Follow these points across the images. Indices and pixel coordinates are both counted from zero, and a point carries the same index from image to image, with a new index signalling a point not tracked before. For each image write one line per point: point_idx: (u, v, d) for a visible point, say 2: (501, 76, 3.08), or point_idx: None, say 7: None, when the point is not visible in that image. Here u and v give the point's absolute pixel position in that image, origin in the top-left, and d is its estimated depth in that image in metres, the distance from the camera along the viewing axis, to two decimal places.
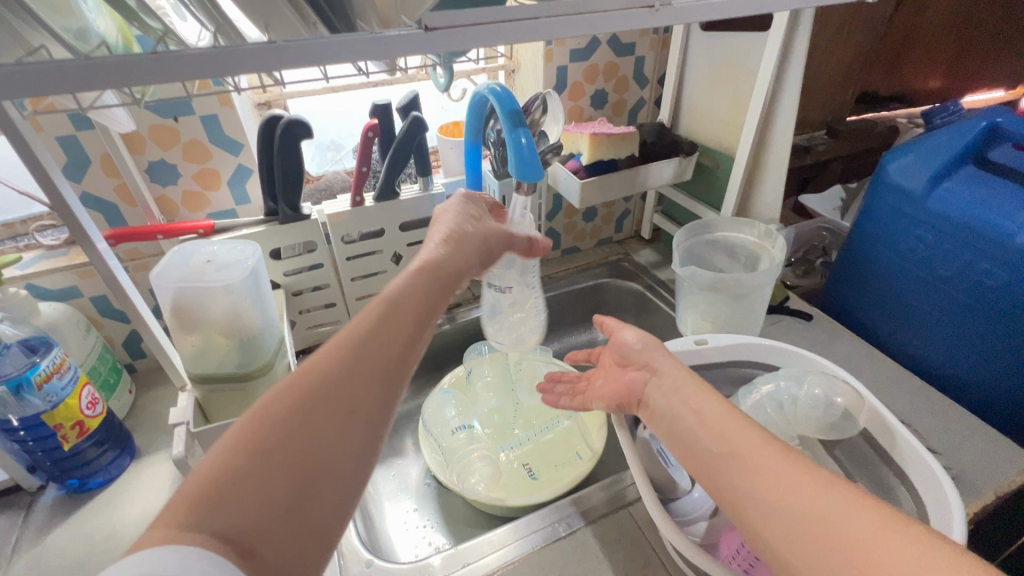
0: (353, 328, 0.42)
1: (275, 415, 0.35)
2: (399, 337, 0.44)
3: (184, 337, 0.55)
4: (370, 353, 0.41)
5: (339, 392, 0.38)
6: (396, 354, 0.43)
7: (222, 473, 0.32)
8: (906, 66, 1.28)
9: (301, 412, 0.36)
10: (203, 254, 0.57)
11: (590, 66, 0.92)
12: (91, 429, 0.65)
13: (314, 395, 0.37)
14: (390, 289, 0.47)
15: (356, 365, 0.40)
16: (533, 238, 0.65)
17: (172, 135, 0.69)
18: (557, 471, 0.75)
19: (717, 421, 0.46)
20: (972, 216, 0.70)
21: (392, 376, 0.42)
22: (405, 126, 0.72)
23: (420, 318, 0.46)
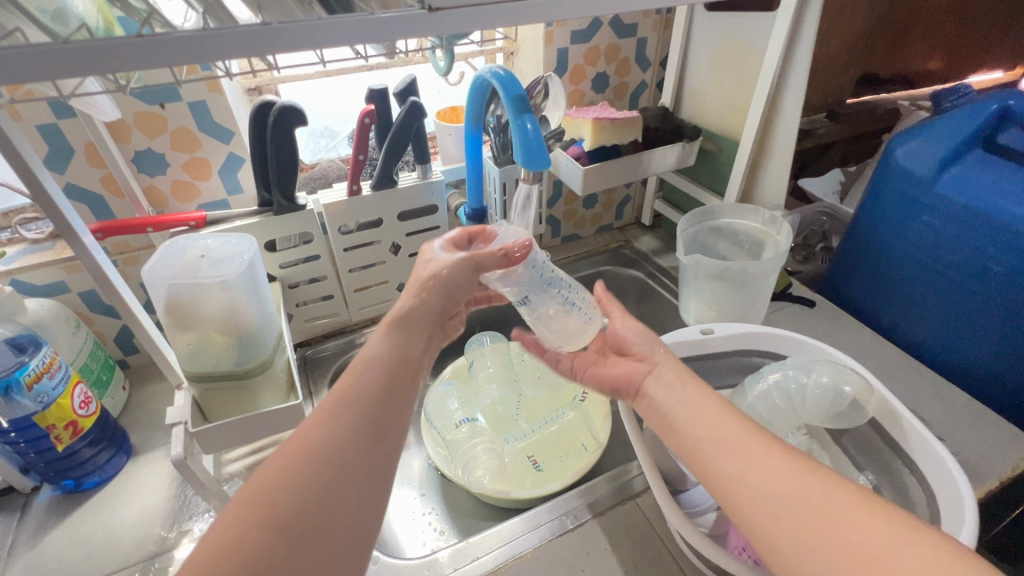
0: (337, 389, 0.43)
1: (268, 490, 0.36)
2: (386, 390, 0.44)
3: (179, 335, 0.53)
4: (360, 411, 0.42)
5: (331, 456, 0.39)
6: (384, 408, 0.43)
7: (220, 556, 0.32)
8: (908, 47, 1.25)
9: (293, 482, 0.37)
10: (197, 249, 0.55)
11: (592, 48, 0.89)
12: (85, 429, 0.63)
13: (305, 464, 0.37)
14: (372, 345, 0.47)
15: (346, 428, 0.40)
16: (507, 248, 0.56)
17: (159, 123, 0.66)
18: (561, 462, 0.75)
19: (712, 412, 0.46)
20: (982, 201, 0.69)
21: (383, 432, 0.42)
22: (402, 112, 0.69)
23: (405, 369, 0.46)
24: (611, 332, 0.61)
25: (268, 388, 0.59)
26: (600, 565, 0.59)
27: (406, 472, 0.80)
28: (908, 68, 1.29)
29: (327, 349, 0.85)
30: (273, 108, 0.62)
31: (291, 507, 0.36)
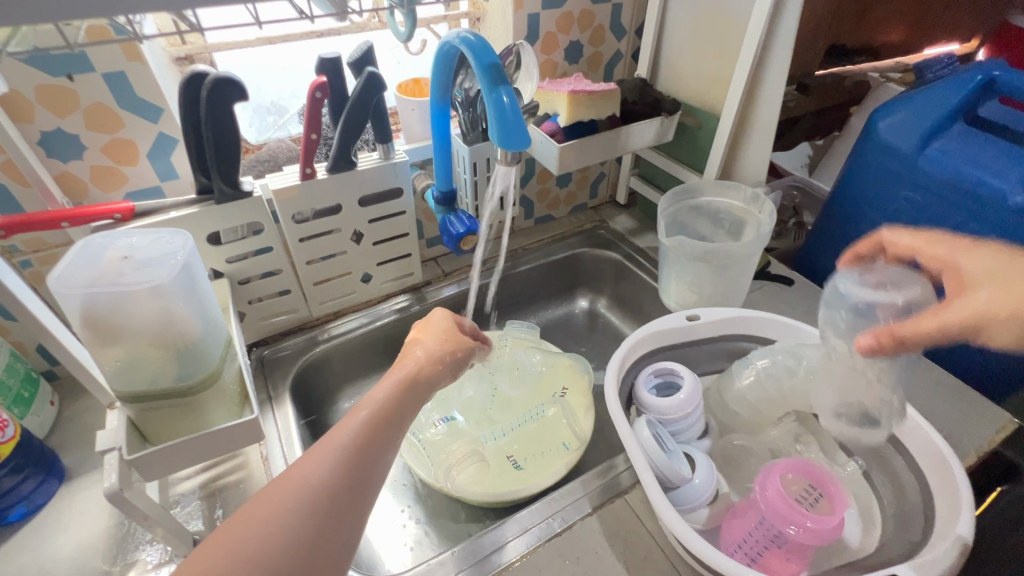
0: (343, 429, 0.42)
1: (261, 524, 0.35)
2: (384, 443, 0.43)
3: (105, 351, 0.46)
4: (359, 458, 0.41)
5: (323, 498, 0.38)
6: (377, 458, 0.42)
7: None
8: (875, 18, 1.23)
9: (284, 520, 0.36)
10: (119, 249, 0.47)
11: (565, 14, 0.83)
12: (3, 457, 0.54)
13: (302, 504, 0.37)
14: (381, 390, 0.46)
15: (343, 472, 0.39)
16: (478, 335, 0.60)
17: (69, 98, 0.56)
18: (541, 460, 0.71)
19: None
20: (964, 174, 0.68)
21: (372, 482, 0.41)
22: (359, 84, 0.61)
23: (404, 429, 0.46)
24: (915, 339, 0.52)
25: (218, 403, 0.52)
26: (593, 568, 0.56)
27: None
28: (874, 40, 1.27)
29: (287, 348, 0.78)
30: (207, 79, 0.54)
31: (279, 546, 0.35)
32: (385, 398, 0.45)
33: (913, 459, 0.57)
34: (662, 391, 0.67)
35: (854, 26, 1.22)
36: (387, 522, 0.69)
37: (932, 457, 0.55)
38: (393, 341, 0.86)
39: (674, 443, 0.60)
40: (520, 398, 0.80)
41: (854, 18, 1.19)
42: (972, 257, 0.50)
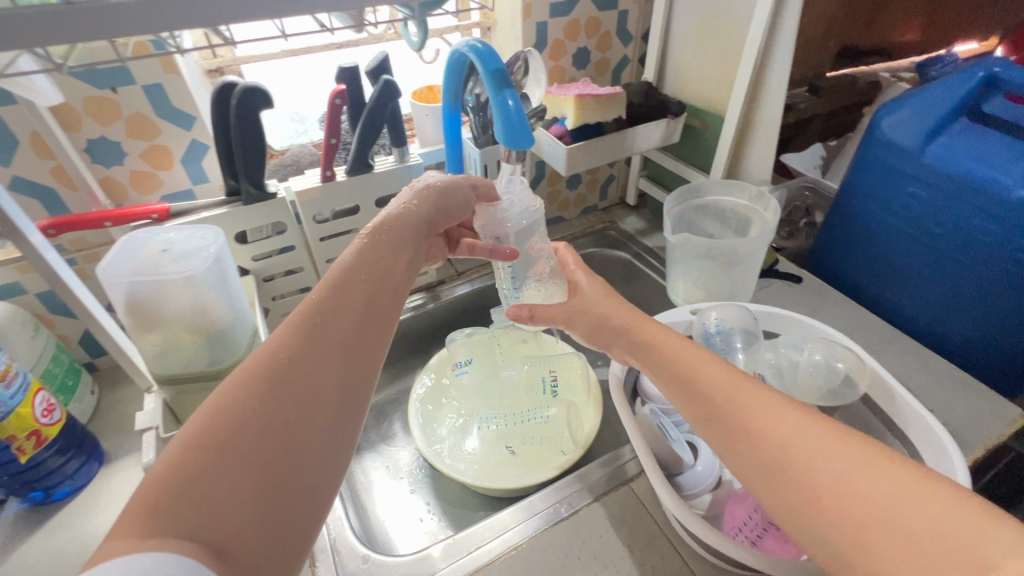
0: (303, 306, 0.40)
1: (235, 404, 0.33)
2: (364, 312, 0.42)
3: (145, 336, 0.51)
4: (319, 315, 0.40)
5: (298, 369, 0.36)
6: (354, 327, 0.41)
7: (183, 468, 0.30)
8: (885, 19, 1.23)
9: (256, 391, 0.34)
10: (157, 242, 0.52)
11: (572, 22, 0.86)
12: (50, 438, 0.59)
13: (272, 377, 0.35)
14: (342, 261, 0.44)
15: (309, 334, 0.38)
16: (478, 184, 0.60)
17: (112, 108, 0.61)
18: (534, 453, 0.74)
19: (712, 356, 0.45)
20: (968, 169, 0.69)
21: (353, 354, 0.40)
22: (375, 92, 0.65)
23: (381, 290, 0.44)
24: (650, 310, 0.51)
25: None
26: (598, 551, 0.58)
27: (396, 465, 0.78)
28: (887, 40, 1.28)
29: None
30: (236, 89, 0.58)
31: (251, 414, 0.33)
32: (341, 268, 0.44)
33: (912, 448, 0.59)
34: None
35: (866, 27, 1.22)
36: (402, 509, 0.72)
37: (931, 445, 0.56)
38: (408, 337, 0.89)
39: (676, 433, 0.63)
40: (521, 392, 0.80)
41: (866, 19, 1.20)
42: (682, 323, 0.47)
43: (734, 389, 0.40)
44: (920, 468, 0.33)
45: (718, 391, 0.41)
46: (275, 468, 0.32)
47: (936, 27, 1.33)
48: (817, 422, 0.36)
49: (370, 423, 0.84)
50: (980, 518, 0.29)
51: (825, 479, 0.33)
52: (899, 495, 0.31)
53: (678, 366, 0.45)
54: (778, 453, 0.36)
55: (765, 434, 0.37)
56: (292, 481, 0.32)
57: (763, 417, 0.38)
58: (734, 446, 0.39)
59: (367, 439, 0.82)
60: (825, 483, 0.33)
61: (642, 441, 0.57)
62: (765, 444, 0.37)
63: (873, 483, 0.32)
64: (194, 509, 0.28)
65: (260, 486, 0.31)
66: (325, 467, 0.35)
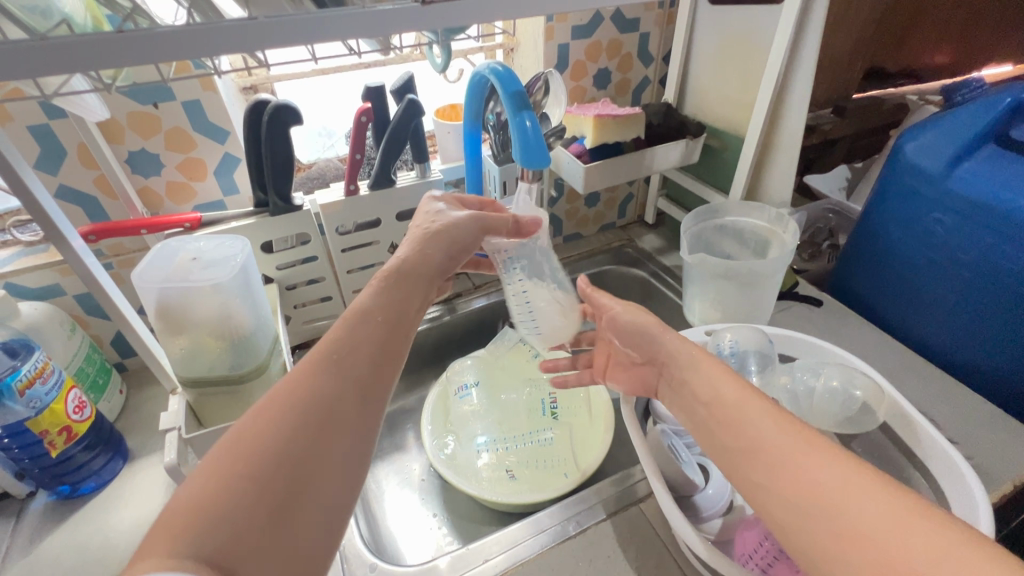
0: (326, 340, 0.41)
1: (253, 438, 0.34)
2: (379, 354, 0.43)
3: (172, 340, 0.54)
4: (341, 353, 0.41)
5: (318, 408, 0.37)
6: (371, 369, 0.42)
7: (205, 499, 0.31)
8: (914, 41, 1.22)
9: (276, 428, 0.35)
10: (189, 251, 0.55)
11: (593, 43, 0.87)
12: (80, 434, 0.62)
13: (295, 413, 0.36)
14: (364, 299, 0.46)
15: (332, 371, 0.39)
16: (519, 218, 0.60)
17: (153, 123, 0.65)
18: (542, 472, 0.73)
19: (722, 374, 0.46)
20: (994, 197, 0.67)
21: (370, 392, 0.41)
22: (399, 110, 0.67)
23: (398, 330, 0.45)
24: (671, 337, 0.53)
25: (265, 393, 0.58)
26: (605, 572, 0.58)
27: (408, 475, 0.79)
28: (917, 61, 1.27)
29: None
30: (268, 106, 0.61)
31: (272, 445, 0.34)
32: (363, 306, 0.45)
33: (934, 480, 0.57)
34: None
35: (894, 49, 1.21)
36: (412, 519, 0.73)
37: (953, 478, 0.54)
38: (424, 349, 0.90)
39: (687, 454, 0.63)
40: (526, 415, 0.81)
41: (893, 41, 1.19)
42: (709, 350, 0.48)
43: (743, 405, 0.42)
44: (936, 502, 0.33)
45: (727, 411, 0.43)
46: (288, 503, 0.33)
47: (967, 49, 1.31)
48: (816, 444, 0.37)
49: (384, 433, 0.85)
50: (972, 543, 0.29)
51: (814, 491, 0.35)
52: (890, 519, 0.32)
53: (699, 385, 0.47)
54: (771, 464, 0.37)
55: (764, 446, 0.38)
56: (303, 520, 0.33)
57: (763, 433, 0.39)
58: (732, 454, 0.41)
59: (380, 448, 0.83)
60: (815, 495, 0.34)
61: (653, 460, 0.55)
62: (758, 455, 0.39)
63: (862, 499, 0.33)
64: (211, 541, 0.29)
65: (272, 520, 0.32)
66: (334, 502, 0.36)
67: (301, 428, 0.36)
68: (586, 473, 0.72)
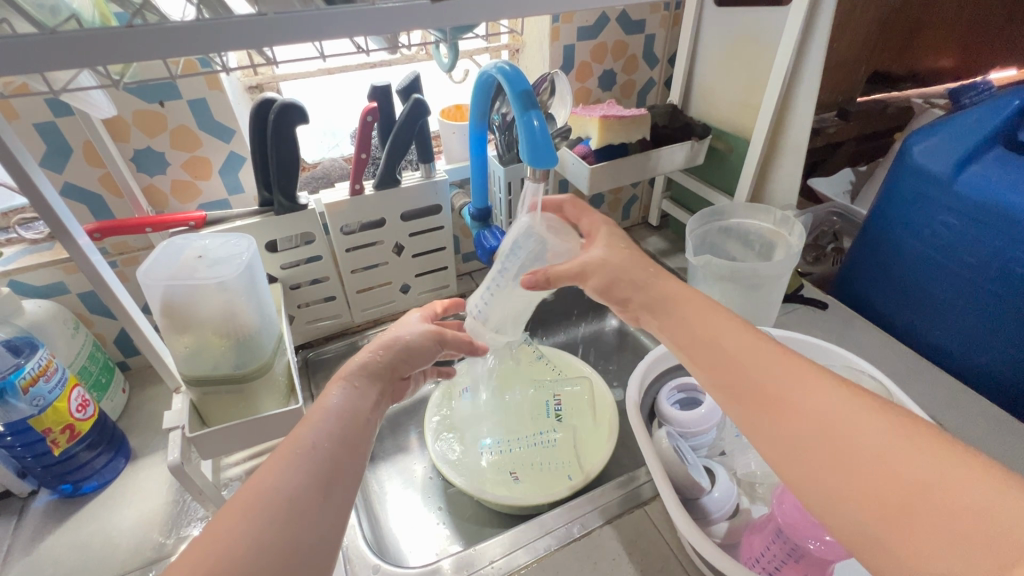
0: (292, 438, 0.41)
1: (230, 547, 0.33)
2: (346, 447, 0.43)
3: (177, 338, 0.53)
4: (309, 445, 0.41)
5: (283, 505, 0.37)
6: (338, 461, 0.41)
7: None
8: (918, 45, 1.22)
9: (251, 533, 0.34)
10: (195, 249, 0.55)
11: (599, 44, 0.87)
12: (83, 432, 0.62)
13: (262, 511, 0.36)
14: (330, 396, 0.46)
15: (299, 465, 0.39)
16: (438, 334, 0.59)
17: (159, 121, 0.65)
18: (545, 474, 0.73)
19: (755, 349, 0.45)
20: (1002, 200, 0.67)
21: (339, 482, 0.40)
22: (405, 110, 0.67)
23: (360, 424, 0.46)
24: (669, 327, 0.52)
25: (268, 393, 0.58)
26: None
27: (411, 476, 0.79)
28: (922, 65, 1.27)
29: (329, 351, 0.84)
30: (275, 105, 0.61)
31: (241, 543, 0.34)
32: (330, 403, 0.45)
33: None
34: (685, 406, 0.69)
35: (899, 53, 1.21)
36: (414, 520, 0.73)
37: None
38: None
39: (693, 458, 0.62)
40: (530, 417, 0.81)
41: (898, 44, 1.19)
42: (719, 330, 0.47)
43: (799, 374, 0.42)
44: (964, 490, 0.32)
45: (763, 387, 0.42)
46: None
47: (972, 54, 1.31)
48: (883, 412, 0.37)
49: (386, 433, 0.85)
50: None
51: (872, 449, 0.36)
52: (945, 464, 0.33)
53: (712, 371, 0.46)
54: (825, 427, 0.38)
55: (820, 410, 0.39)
56: None
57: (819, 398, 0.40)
58: (764, 422, 0.41)
59: (383, 449, 0.82)
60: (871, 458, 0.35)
61: (660, 466, 0.55)
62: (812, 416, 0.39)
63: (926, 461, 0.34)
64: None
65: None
66: None
67: (269, 525, 0.35)
68: (591, 475, 0.71)
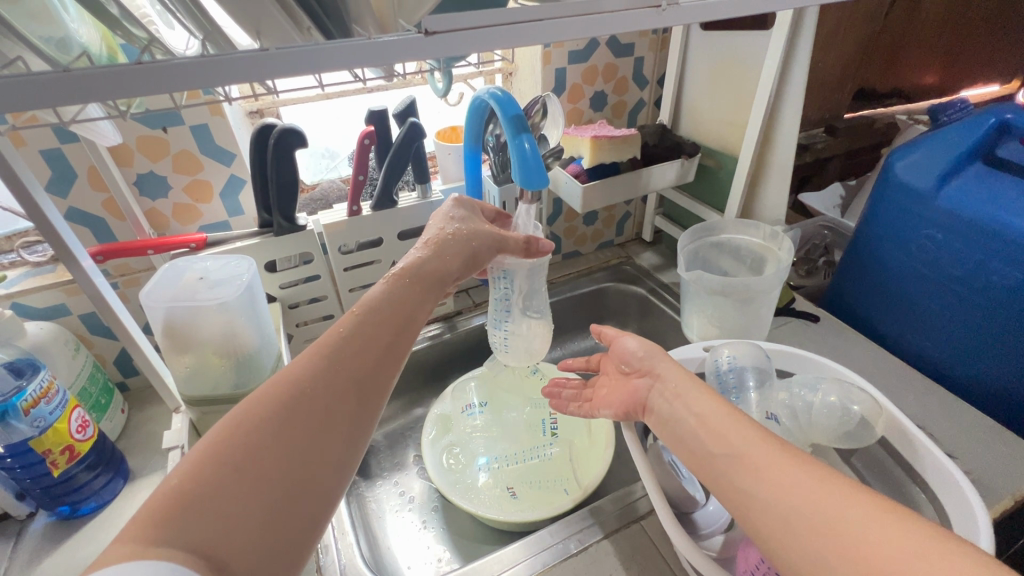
0: (333, 333, 0.42)
1: (243, 429, 0.35)
2: (382, 348, 0.43)
3: (178, 358, 0.54)
4: (343, 344, 0.42)
5: (311, 399, 0.38)
6: (372, 360, 0.42)
7: (193, 485, 0.32)
8: (902, 63, 1.26)
9: (274, 417, 0.36)
10: (196, 271, 0.56)
11: (589, 68, 0.90)
12: (82, 453, 0.62)
13: (287, 403, 0.37)
14: (374, 292, 0.47)
15: (330, 361, 0.40)
16: (530, 237, 0.60)
17: (161, 146, 0.66)
18: (542, 491, 0.73)
19: (715, 422, 0.43)
20: (984, 214, 0.69)
21: (369, 384, 0.41)
22: (402, 132, 0.69)
23: (402, 329, 0.46)
24: (652, 388, 0.51)
25: None
26: None
27: (408, 495, 0.79)
28: (905, 83, 1.30)
29: None
30: (274, 130, 0.62)
31: (266, 428, 0.35)
32: (372, 299, 0.46)
33: (934, 495, 0.57)
34: None
35: (883, 70, 1.25)
36: (413, 539, 0.73)
37: (953, 493, 0.55)
38: (424, 367, 0.91)
39: (686, 470, 0.64)
40: (528, 434, 0.81)
41: (883, 63, 1.23)
42: (685, 380, 0.49)
43: (762, 451, 0.39)
44: None
45: (727, 468, 0.40)
46: (277, 495, 0.34)
47: (955, 71, 1.35)
48: (822, 468, 0.37)
49: (385, 451, 0.85)
50: (967, 555, 0.29)
51: (827, 517, 0.34)
52: (895, 531, 0.31)
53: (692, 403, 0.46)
54: (761, 487, 0.37)
55: (784, 499, 0.36)
56: (296, 500, 0.34)
57: (781, 482, 0.37)
58: (729, 470, 0.40)
59: (381, 466, 0.83)
60: (802, 504, 0.35)
61: (654, 476, 0.55)
62: (764, 490, 0.37)
63: (902, 548, 0.30)
64: (201, 525, 0.31)
65: (267, 507, 0.33)
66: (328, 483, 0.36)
67: (289, 420, 0.37)
68: (587, 490, 0.72)
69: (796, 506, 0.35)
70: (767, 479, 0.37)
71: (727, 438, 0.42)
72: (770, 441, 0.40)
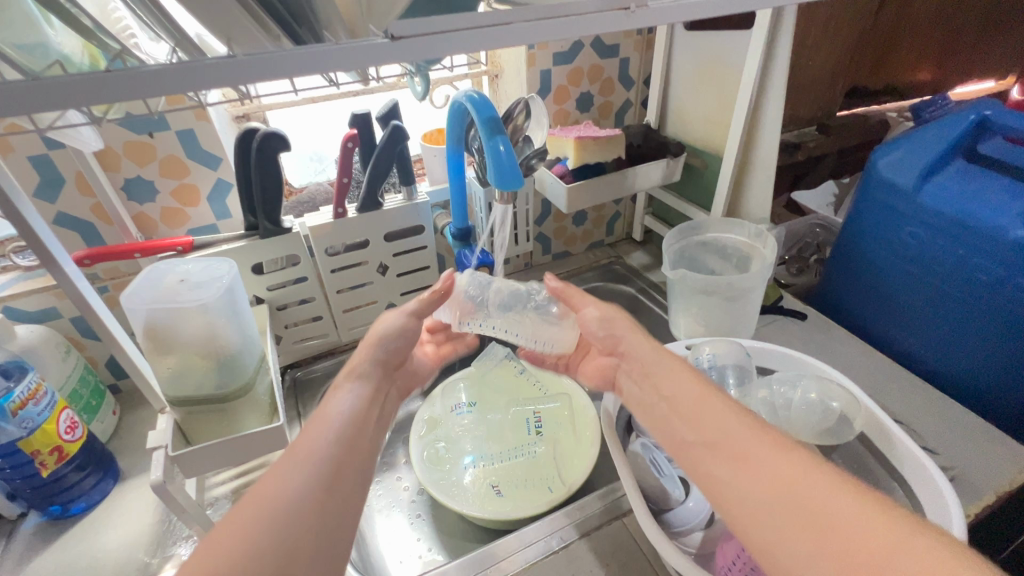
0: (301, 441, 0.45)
1: (226, 544, 0.36)
2: (348, 448, 0.46)
3: (161, 359, 0.55)
4: (313, 450, 0.44)
5: (290, 504, 0.40)
6: (341, 461, 0.44)
7: None
8: (895, 60, 1.26)
9: (253, 543, 0.36)
10: (176, 274, 0.57)
11: (575, 69, 0.91)
12: (71, 454, 0.63)
13: (268, 511, 0.38)
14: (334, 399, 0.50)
15: (304, 466, 0.42)
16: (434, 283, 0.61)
17: (147, 151, 0.67)
18: (527, 490, 0.74)
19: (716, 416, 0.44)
20: (965, 212, 0.69)
21: (344, 484, 0.43)
22: (385, 135, 0.70)
23: (362, 427, 0.49)
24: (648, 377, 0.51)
25: (250, 411, 0.60)
26: None
27: (396, 495, 0.79)
28: (898, 79, 1.30)
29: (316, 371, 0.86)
30: (258, 134, 0.63)
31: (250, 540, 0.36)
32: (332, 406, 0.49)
33: (911, 491, 0.58)
34: None
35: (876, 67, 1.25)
36: (400, 537, 0.73)
37: (930, 490, 0.55)
38: None
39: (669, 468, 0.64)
40: (514, 433, 0.82)
41: (875, 59, 1.23)
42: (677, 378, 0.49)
43: (761, 449, 0.40)
44: None
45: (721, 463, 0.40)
46: None
47: (948, 67, 1.35)
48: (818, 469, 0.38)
49: None
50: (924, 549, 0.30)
51: (830, 518, 0.35)
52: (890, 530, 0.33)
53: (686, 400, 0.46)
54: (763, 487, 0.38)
55: (788, 498, 0.37)
56: None
57: (784, 484, 0.37)
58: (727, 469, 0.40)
59: None
60: (801, 505, 0.36)
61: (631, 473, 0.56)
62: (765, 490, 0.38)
63: (901, 548, 0.32)
64: None
65: None
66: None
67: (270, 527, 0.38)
68: (571, 488, 0.72)
69: (798, 505, 0.36)
70: (770, 479, 0.38)
71: (725, 437, 0.42)
72: (759, 428, 0.42)
